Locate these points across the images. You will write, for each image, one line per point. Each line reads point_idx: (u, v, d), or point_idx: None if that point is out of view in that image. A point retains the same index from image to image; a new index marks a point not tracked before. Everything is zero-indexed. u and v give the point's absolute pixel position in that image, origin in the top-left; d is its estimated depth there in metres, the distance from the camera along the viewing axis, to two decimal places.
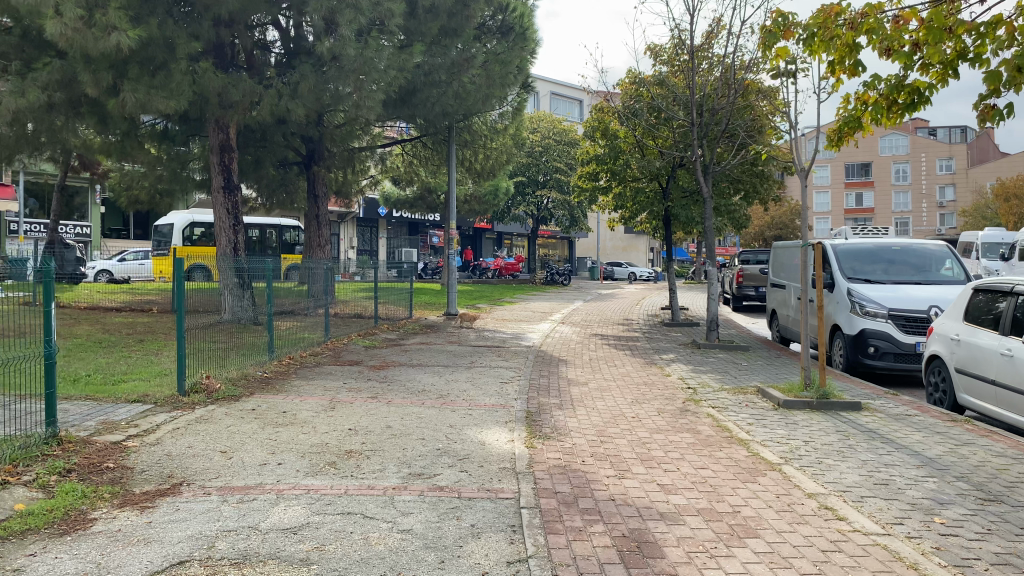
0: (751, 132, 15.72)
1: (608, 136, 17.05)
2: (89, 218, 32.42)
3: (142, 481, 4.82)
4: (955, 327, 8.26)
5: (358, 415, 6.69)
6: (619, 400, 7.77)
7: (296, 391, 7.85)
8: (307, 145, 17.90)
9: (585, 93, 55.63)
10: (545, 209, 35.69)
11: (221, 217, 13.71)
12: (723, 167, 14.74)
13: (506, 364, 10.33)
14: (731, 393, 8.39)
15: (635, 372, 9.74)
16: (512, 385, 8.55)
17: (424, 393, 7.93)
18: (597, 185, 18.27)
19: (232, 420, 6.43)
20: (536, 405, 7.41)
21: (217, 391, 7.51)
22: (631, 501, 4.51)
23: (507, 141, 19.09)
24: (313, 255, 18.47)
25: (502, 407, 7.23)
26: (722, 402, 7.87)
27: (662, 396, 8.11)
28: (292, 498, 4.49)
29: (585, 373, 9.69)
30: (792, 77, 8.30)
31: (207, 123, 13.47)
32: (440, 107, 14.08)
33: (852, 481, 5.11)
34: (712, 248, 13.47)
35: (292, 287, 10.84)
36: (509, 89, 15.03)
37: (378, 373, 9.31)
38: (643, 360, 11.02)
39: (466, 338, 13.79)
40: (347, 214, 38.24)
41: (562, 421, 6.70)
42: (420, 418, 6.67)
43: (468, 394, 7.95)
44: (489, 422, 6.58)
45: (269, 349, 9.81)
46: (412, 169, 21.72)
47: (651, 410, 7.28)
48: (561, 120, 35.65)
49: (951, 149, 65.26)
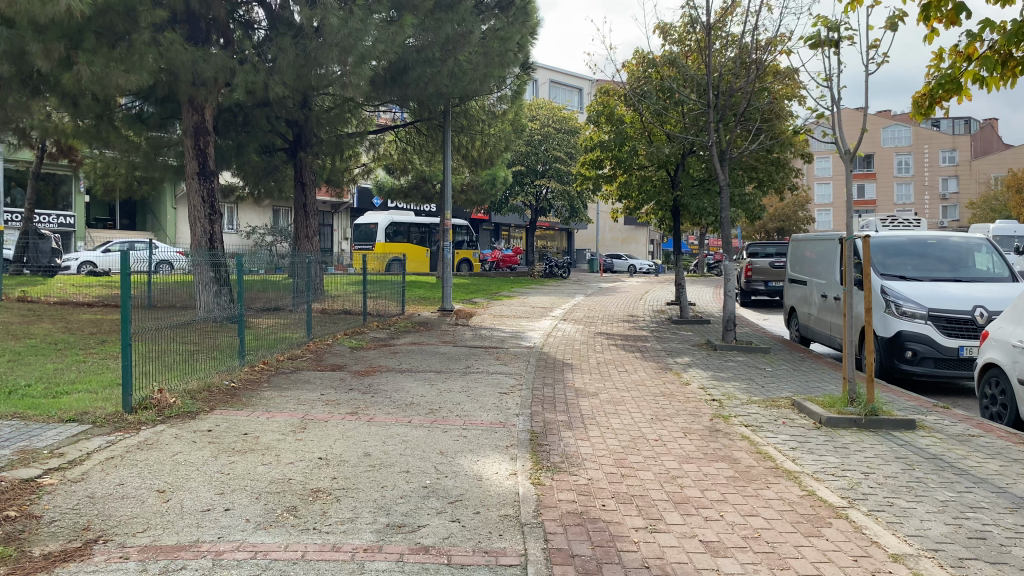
0: (769, 116, 14.65)
1: (613, 122, 16.30)
2: (73, 208, 31.12)
3: (46, 537, 3.79)
4: (1016, 331, 7.20)
5: (331, 439, 5.66)
6: (637, 417, 6.74)
7: (265, 405, 6.81)
8: (293, 130, 16.83)
9: (586, 82, 54.54)
10: (544, 199, 34.51)
11: (196, 206, 12.60)
12: (741, 154, 13.57)
13: (506, 369, 9.30)
14: (762, 407, 7.35)
15: (650, 380, 8.69)
16: (513, 397, 7.51)
17: (412, 407, 6.90)
18: (600, 173, 17.46)
19: (181, 446, 5.39)
20: (542, 424, 6.37)
21: (171, 407, 6.44)
22: (670, 572, 3.49)
23: (506, 127, 18.10)
24: (302, 248, 17.45)
25: (502, 427, 6.20)
26: (755, 419, 6.85)
27: (685, 410, 7.07)
28: (231, 567, 3.46)
29: (594, 380, 8.65)
30: (837, 47, 7.28)
31: (180, 104, 12.40)
32: (434, 87, 13.01)
33: (939, 534, 4.09)
34: (729, 241, 12.39)
35: (268, 282, 9.76)
36: (508, 70, 13.97)
37: (362, 381, 8.27)
38: (656, 364, 9.98)
39: (461, 338, 12.74)
40: (341, 205, 37.41)
41: (574, 446, 5.67)
42: (406, 442, 5.64)
43: (462, 408, 6.92)
44: (487, 448, 5.55)
45: (240, 353, 8.72)
46: (406, 156, 20.66)
47: (675, 431, 6.24)
48: (560, 107, 34.62)
49: (953, 140, 63.81)
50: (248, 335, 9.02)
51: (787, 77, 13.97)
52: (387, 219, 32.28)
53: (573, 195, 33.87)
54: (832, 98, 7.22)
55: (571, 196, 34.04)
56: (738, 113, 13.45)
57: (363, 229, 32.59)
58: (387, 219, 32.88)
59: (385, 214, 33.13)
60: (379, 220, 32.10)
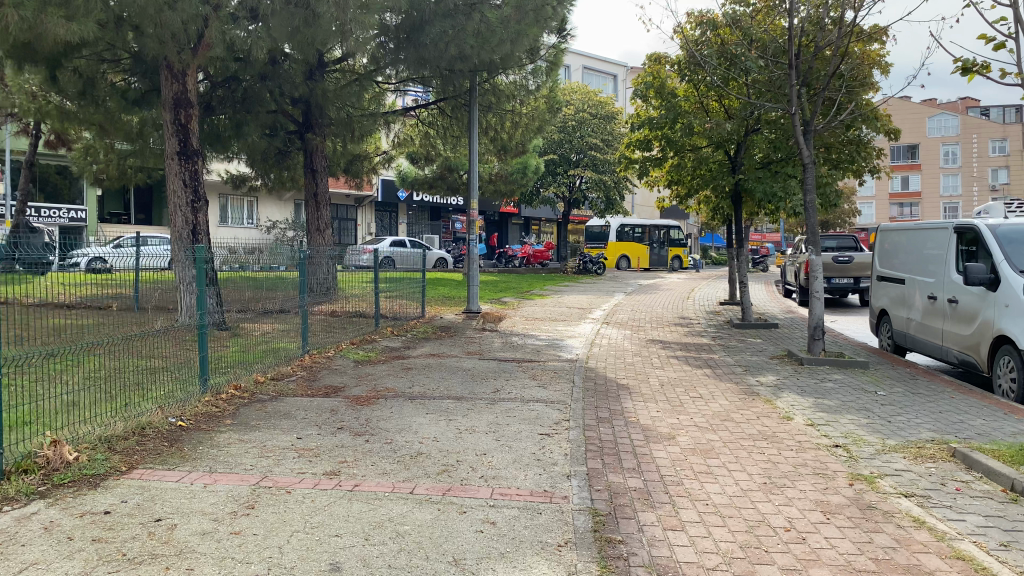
0: (853, 83, 12.42)
1: (662, 96, 14.37)
2: (85, 203, 29.44)
3: None
4: None
5: (285, 534, 3.63)
6: (745, 483, 4.64)
7: (216, 460, 4.83)
8: (300, 107, 14.84)
9: (620, 67, 52.43)
10: (578, 190, 32.01)
11: (177, 191, 10.64)
12: (826, 127, 11.26)
13: (546, 394, 7.26)
14: (912, 462, 5.22)
15: (737, 413, 6.59)
16: (559, 441, 5.46)
17: (419, 461, 4.89)
18: (647, 155, 15.39)
19: (42, 551, 3.37)
20: (608, 497, 4.31)
21: (73, 467, 4.43)
22: None
23: (540, 105, 16.01)
24: (313, 243, 15.44)
25: (549, 503, 4.15)
26: (916, 484, 4.73)
27: (810, 470, 4.96)
28: None
29: (663, 413, 6.56)
30: None
31: (158, 71, 10.47)
32: (456, 47, 11.03)
33: None
34: (816, 230, 10.16)
35: (250, 283, 7.75)
36: (544, 29, 11.85)
37: (358, 415, 6.24)
38: (736, 386, 7.86)
39: (489, 348, 10.69)
40: (363, 199, 35.74)
41: (669, 554, 3.57)
42: (402, 539, 3.60)
43: (489, 463, 4.88)
44: (532, 553, 3.49)
45: (202, 376, 6.64)
46: (428, 142, 18.61)
47: (812, 516, 4.12)
48: (595, 92, 32.50)
49: (1004, 129, 61.23)
50: (222, 350, 7.03)
51: (874, 35, 11.76)
52: (616, 222, 37.07)
53: (609, 185, 31.54)
54: (1017, 18, 5.08)
55: (607, 186, 31.55)
56: (826, 76, 11.13)
57: (596, 231, 37.74)
58: (616, 222, 37.60)
59: (616, 218, 37.63)
60: (610, 224, 36.95)
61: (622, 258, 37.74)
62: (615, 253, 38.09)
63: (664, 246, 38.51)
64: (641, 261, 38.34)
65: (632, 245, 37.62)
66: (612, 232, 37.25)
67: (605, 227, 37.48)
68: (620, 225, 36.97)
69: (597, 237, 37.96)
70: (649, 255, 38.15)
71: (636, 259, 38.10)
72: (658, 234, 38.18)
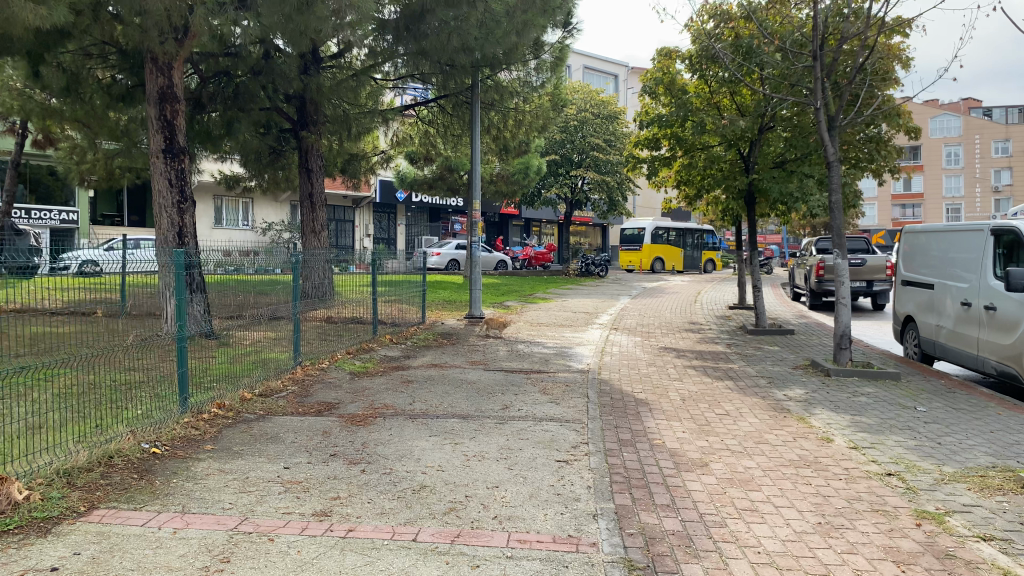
0: (875, 78, 11.82)
1: (671, 93, 13.80)
2: (77, 204, 28.78)
3: None
4: None
5: None
6: (798, 524, 4.03)
7: (191, 497, 4.22)
8: (295, 103, 14.24)
9: (621, 67, 51.84)
10: (580, 192, 31.40)
11: (162, 190, 10.00)
12: (850, 123, 10.64)
13: (559, 411, 6.65)
14: (978, 494, 4.63)
15: (772, 434, 5.98)
16: (580, 471, 4.85)
17: (423, 497, 4.28)
18: (656, 153, 14.81)
19: None
20: (643, 544, 3.70)
21: (22, 509, 3.82)
22: None
23: (545, 102, 15.40)
24: (308, 245, 14.84)
25: (576, 553, 3.54)
26: (991, 523, 4.13)
27: (867, 506, 4.36)
28: None
29: (690, 434, 5.95)
30: None
31: (143, 64, 9.87)
32: (459, 39, 10.41)
33: None
34: (841, 232, 9.56)
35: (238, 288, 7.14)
36: (551, 18, 11.20)
37: (353, 438, 5.63)
38: (763, 402, 7.25)
39: (494, 357, 10.09)
40: (361, 199, 35.12)
41: None
42: None
43: (502, 499, 4.28)
44: None
45: (181, 397, 5.92)
46: (428, 141, 18.02)
47: (884, 568, 3.51)
48: (597, 91, 31.88)
49: (1007, 130, 60.69)
50: (205, 366, 6.37)
51: (899, 27, 11.16)
52: (652, 223, 36.66)
53: (611, 185, 30.91)
54: None
55: (609, 186, 30.95)
56: (851, 69, 10.50)
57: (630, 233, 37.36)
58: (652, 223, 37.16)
59: (651, 219, 37.18)
60: (646, 224, 36.56)
61: (656, 259, 36.97)
62: (649, 255, 37.30)
63: (698, 249, 38.00)
64: (676, 263, 37.77)
65: (667, 247, 36.97)
66: (646, 235, 36.59)
67: (640, 229, 37.00)
68: (656, 229, 36.32)
69: (630, 239, 37.47)
70: (684, 258, 37.54)
71: (671, 261, 37.57)
72: (692, 237, 37.62)
